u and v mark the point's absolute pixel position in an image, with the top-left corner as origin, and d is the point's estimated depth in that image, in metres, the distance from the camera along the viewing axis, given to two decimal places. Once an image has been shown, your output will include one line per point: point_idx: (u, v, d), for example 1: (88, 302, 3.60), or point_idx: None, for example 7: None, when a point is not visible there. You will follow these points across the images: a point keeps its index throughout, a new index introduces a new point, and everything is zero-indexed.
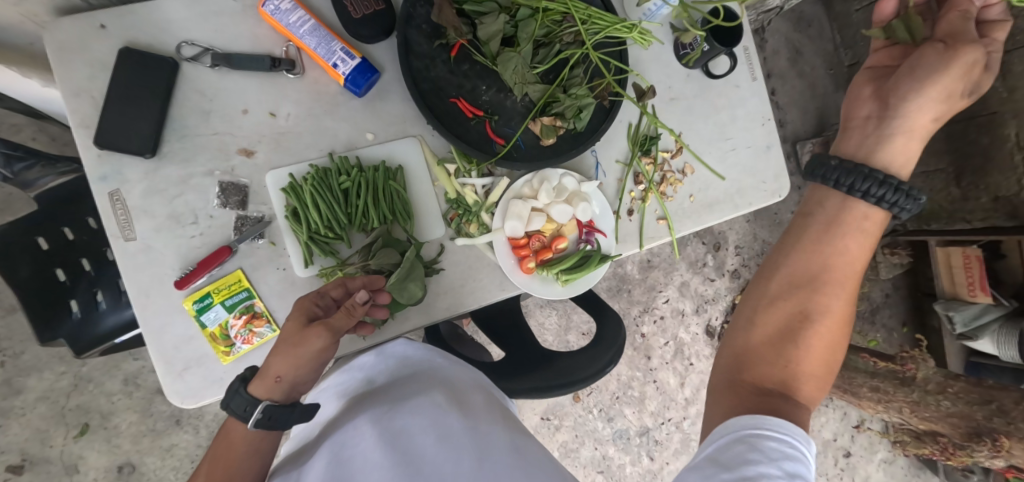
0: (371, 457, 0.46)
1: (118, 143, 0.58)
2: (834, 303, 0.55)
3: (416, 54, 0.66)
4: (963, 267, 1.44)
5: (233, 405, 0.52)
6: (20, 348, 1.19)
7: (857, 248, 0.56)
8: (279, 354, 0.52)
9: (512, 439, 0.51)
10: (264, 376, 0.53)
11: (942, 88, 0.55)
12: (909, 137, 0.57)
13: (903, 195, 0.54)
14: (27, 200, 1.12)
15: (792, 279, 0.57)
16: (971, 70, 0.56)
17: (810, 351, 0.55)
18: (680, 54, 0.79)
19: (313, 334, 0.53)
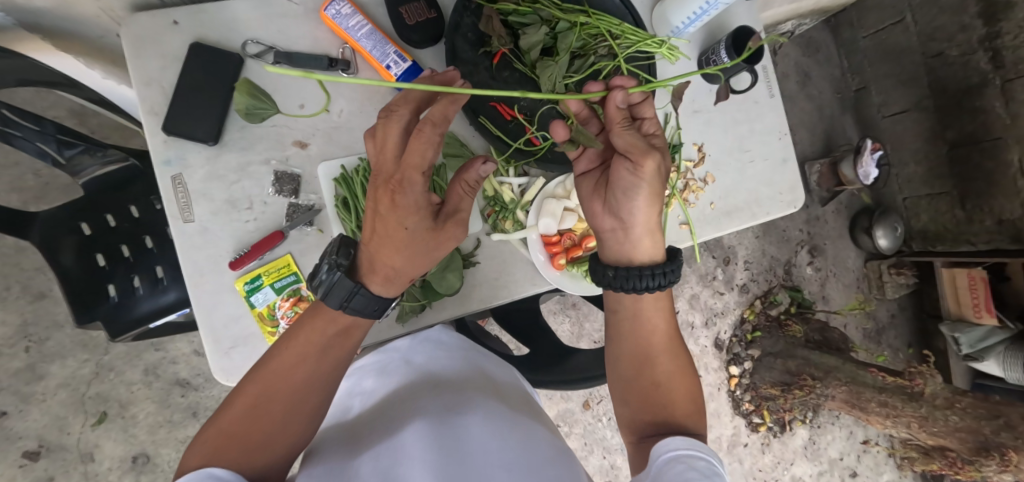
0: (417, 426, 0.48)
1: (184, 130, 0.63)
2: (665, 364, 0.60)
3: (461, 60, 0.71)
4: (968, 288, 1.47)
5: (361, 307, 0.56)
6: (45, 335, 1.16)
7: (663, 317, 0.62)
8: (422, 263, 0.58)
9: (554, 447, 0.50)
10: (399, 282, 0.58)
11: (652, 193, 0.58)
12: (652, 231, 0.60)
13: (670, 273, 0.58)
14: (63, 189, 1.17)
15: (627, 360, 0.62)
16: (661, 169, 0.57)
17: (673, 403, 0.58)
18: (705, 70, 0.83)
19: (455, 234, 0.59)
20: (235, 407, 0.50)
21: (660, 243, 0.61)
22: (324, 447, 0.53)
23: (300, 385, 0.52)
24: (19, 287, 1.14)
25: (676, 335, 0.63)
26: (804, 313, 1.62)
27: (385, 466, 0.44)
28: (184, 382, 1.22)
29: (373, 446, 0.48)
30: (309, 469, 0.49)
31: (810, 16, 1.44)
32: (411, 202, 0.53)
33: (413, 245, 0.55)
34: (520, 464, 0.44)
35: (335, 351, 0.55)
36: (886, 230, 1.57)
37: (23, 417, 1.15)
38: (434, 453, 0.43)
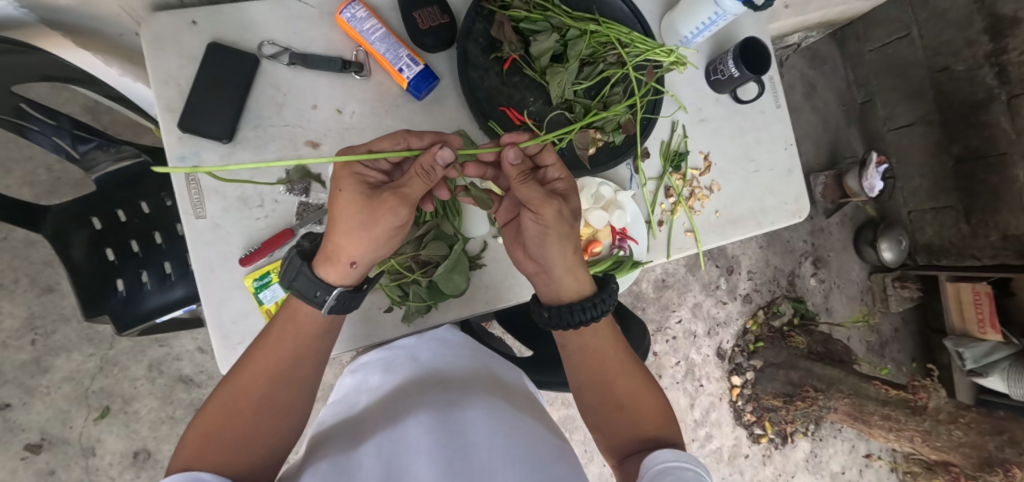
0: (423, 419, 0.48)
1: (199, 128, 0.64)
2: (622, 385, 0.61)
3: (473, 65, 0.72)
4: (972, 303, 1.47)
5: (304, 290, 0.55)
6: (51, 328, 1.16)
7: (610, 343, 0.62)
8: (356, 238, 0.55)
9: (556, 445, 0.50)
10: (341, 265, 0.56)
11: (560, 239, 0.60)
12: (572, 269, 0.62)
13: (599, 304, 0.61)
14: (73, 185, 1.18)
15: (584, 388, 0.63)
16: (562, 213, 0.60)
17: (644, 419, 0.59)
18: (711, 79, 0.84)
19: (393, 208, 0.55)
20: (216, 405, 0.51)
21: (585, 276, 0.63)
22: (329, 438, 0.53)
23: (275, 385, 0.53)
24: (28, 280, 1.15)
25: (626, 353, 0.63)
26: (807, 324, 1.62)
27: (392, 457, 0.44)
28: (187, 378, 1.23)
29: (379, 438, 0.48)
30: (315, 459, 0.50)
31: (818, 28, 1.45)
32: (352, 176, 0.57)
33: (346, 216, 0.55)
34: (525, 461, 0.44)
35: (303, 350, 0.56)
36: (891, 242, 1.57)
37: (26, 410, 1.15)
38: (441, 448, 0.44)
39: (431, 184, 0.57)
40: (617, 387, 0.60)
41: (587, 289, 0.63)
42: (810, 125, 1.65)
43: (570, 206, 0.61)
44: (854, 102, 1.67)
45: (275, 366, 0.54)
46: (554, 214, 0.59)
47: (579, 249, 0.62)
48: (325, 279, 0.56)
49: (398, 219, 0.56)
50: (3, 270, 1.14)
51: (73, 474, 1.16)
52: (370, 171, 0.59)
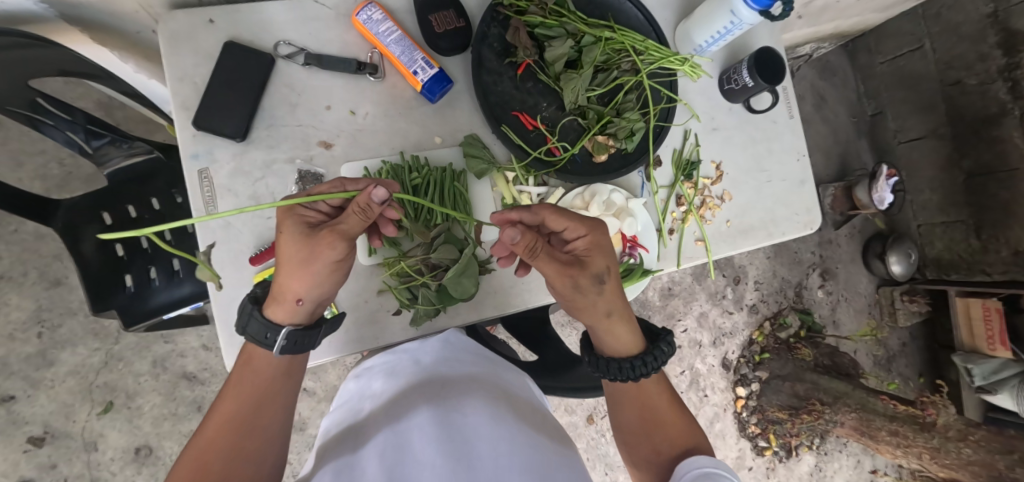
0: (425, 428, 0.47)
1: (214, 126, 0.64)
2: (667, 430, 0.61)
3: (487, 69, 0.72)
4: (982, 319, 1.45)
5: (255, 333, 0.55)
6: (58, 321, 1.16)
7: (658, 389, 0.63)
8: (296, 275, 0.54)
9: (561, 450, 0.50)
10: (287, 303, 0.56)
11: (586, 305, 0.61)
12: (606, 324, 0.63)
13: (629, 370, 0.60)
14: (84, 180, 1.19)
15: (629, 430, 0.63)
16: (572, 280, 0.60)
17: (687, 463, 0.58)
18: (725, 88, 0.84)
19: (330, 242, 0.54)
20: (184, 463, 0.49)
21: (627, 335, 0.63)
22: (334, 445, 0.53)
23: (239, 430, 0.52)
24: (36, 273, 1.15)
25: (674, 401, 0.64)
26: (814, 337, 1.61)
27: (395, 466, 0.44)
28: (191, 375, 1.23)
29: (382, 446, 0.47)
30: (320, 468, 0.49)
31: (830, 39, 1.45)
32: (293, 218, 0.57)
33: (286, 256, 0.55)
34: (528, 467, 0.43)
35: (262, 391, 0.56)
36: (900, 256, 1.56)
37: (31, 403, 1.14)
38: (444, 458, 0.43)
39: (369, 220, 0.57)
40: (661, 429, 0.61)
41: (631, 348, 0.62)
42: (820, 136, 1.64)
43: (586, 275, 0.60)
44: (864, 114, 1.66)
45: (236, 413, 0.53)
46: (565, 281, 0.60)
47: (609, 313, 0.61)
48: (270, 317, 0.56)
49: (336, 253, 0.55)
50: (12, 262, 1.14)
51: (74, 469, 1.16)
52: (311, 211, 0.59)
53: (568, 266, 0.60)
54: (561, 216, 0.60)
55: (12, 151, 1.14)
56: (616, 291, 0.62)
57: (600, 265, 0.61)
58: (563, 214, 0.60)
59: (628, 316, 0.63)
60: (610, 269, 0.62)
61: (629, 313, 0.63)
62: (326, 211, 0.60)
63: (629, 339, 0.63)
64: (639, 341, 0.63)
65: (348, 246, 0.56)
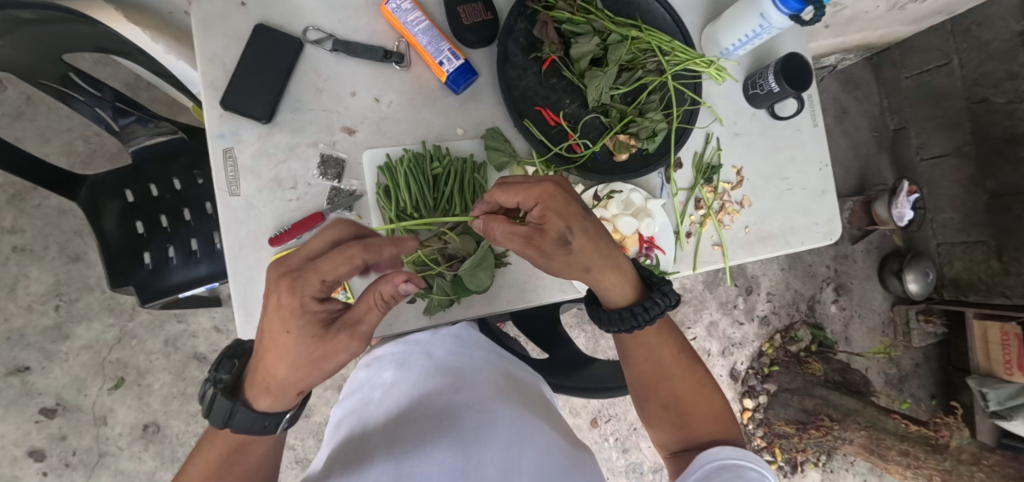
0: (438, 424, 0.46)
1: (242, 108, 0.65)
2: (678, 386, 0.60)
3: (513, 63, 0.72)
4: (1000, 343, 1.42)
5: (243, 424, 0.52)
6: (75, 296, 1.18)
7: (663, 345, 0.61)
8: (308, 377, 0.51)
9: (573, 453, 0.49)
10: (285, 396, 0.52)
11: (561, 267, 0.58)
12: (597, 280, 0.59)
13: (628, 319, 0.58)
14: (106, 158, 1.20)
15: (637, 387, 0.62)
16: (541, 249, 0.55)
17: (699, 417, 0.59)
18: (749, 93, 0.83)
19: (349, 345, 0.50)
20: None
21: (618, 282, 0.59)
22: (346, 436, 0.53)
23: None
24: (56, 248, 1.17)
25: (680, 351, 0.61)
26: (825, 352, 1.58)
27: (406, 460, 0.43)
28: (201, 356, 1.23)
29: (392, 438, 0.47)
30: (331, 460, 0.49)
31: (855, 51, 1.43)
32: (300, 312, 0.49)
33: (292, 354, 0.49)
34: (538, 477, 0.43)
35: (242, 454, 0.54)
36: (918, 274, 1.53)
37: (45, 375, 1.16)
38: (456, 457, 0.42)
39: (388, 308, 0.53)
40: (674, 385, 0.60)
41: (619, 300, 0.60)
42: (840, 149, 1.62)
43: (548, 241, 0.55)
44: (886, 128, 1.63)
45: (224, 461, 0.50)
46: (535, 252, 0.56)
47: (588, 270, 0.57)
48: (257, 406, 0.52)
49: (349, 354, 0.51)
50: (34, 236, 1.16)
51: (83, 442, 1.16)
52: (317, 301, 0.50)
53: (528, 235, 0.55)
54: (504, 192, 0.55)
55: (40, 128, 1.17)
56: (593, 244, 0.56)
57: (562, 225, 0.54)
58: (504, 186, 0.55)
59: (616, 266, 0.58)
60: (577, 225, 0.55)
61: (616, 261, 0.58)
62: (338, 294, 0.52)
63: (621, 284, 0.59)
64: (630, 286, 0.60)
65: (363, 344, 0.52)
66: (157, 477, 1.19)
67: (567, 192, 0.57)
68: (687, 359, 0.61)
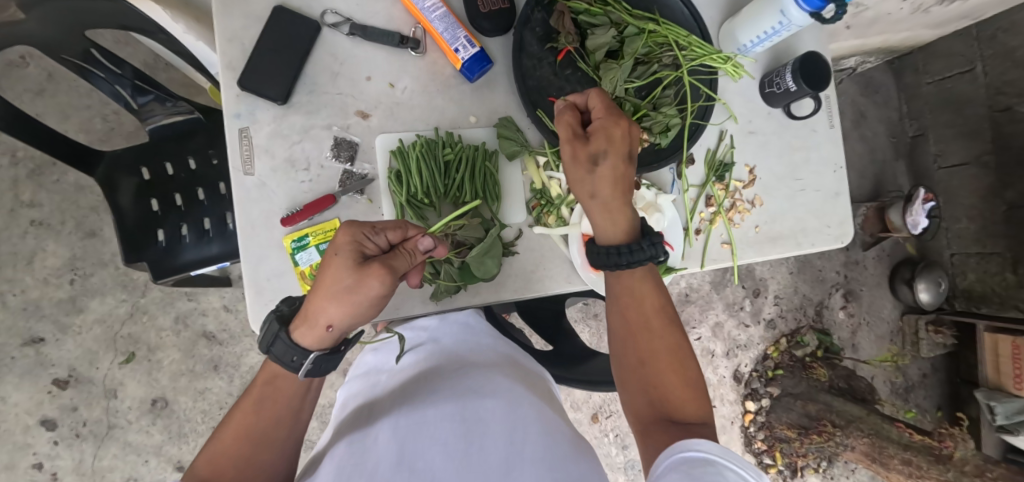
0: (442, 408, 0.46)
1: (258, 88, 0.66)
2: (655, 343, 0.57)
3: (528, 53, 0.72)
4: (1011, 357, 1.39)
5: (280, 354, 0.53)
6: (90, 270, 1.20)
7: (652, 298, 0.58)
8: (338, 303, 0.51)
9: (578, 446, 0.47)
10: (316, 327, 0.52)
11: (574, 181, 0.57)
12: (592, 209, 0.57)
13: (617, 258, 0.56)
14: (124, 137, 1.22)
15: (618, 340, 0.60)
16: (576, 150, 0.56)
17: (672, 385, 0.55)
18: (766, 91, 0.82)
19: (379, 278, 0.51)
20: (207, 454, 0.53)
21: (612, 224, 0.57)
22: (349, 418, 0.53)
23: (253, 447, 0.53)
24: (73, 223, 1.19)
25: (668, 310, 0.59)
26: (830, 358, 1.57)
27: (408, 441, 0.42)
28: (210, 335, 1.25)
29: (395, 418, 0.46)
30: (335, 441, 0.50)
31: (876, 55, 1.41)
32: (349, 241, 0.53)
33: (331, 279, 0.51)
34: (545, 462, 0.41)
35: (275, 410, 0.55)
36: (930, 284, 1.51)
37: (59, 346, 1.18)
38: (458, 439, 0.41)
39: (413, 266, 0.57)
40: (653, 342, 0.57)
41: (610, 239, 0.58)
42: (856, 154, 1.60)
43: (579, 148, 0.55)
44: (904, 134, 1.61)
45: (253, 427, 0.54)
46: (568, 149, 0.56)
47: (591, 197, 0.56)
48: (297, 339, 0.53)
49: (378, 290, 0.51)
50: (51, 210, 1.18)
51: (93, 414, 1.19)
52: (369, 243, 0.54)
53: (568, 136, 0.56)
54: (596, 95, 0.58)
55: (60, 105, 1.19)
56: (614, 180, 0.55)
57: (601, 145, 0.54)
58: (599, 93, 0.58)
59: (616, 210, 0.56)
60: (614, 153, 0.54)
61: (624, 209, 0.56)
62: (382, 244, 0.56)
63: (620, 222, 0.57)
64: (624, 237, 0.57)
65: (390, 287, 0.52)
66: (163, 452, 1.21)
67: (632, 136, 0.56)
68: (672, 320, 0.58)
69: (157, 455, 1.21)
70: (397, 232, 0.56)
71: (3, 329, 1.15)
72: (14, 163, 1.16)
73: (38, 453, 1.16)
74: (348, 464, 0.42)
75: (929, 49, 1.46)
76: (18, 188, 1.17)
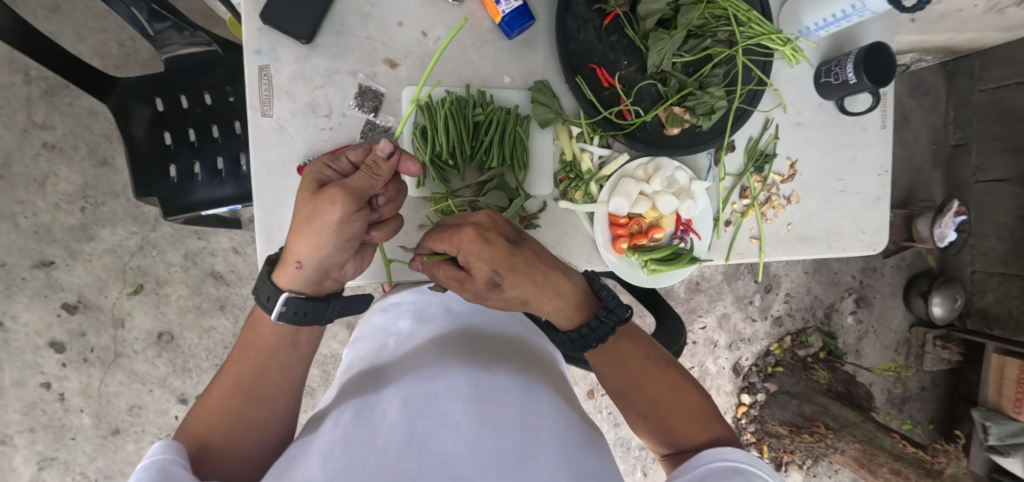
0: (456, 383, 0.44)
1: (281, 23, 0.61)
2: (657, 390, 0.57)
3: (573, 13, 0.67)
4: (1015, 381, 1.37)
5: (261, 296, 0.53)
6: (102, 200, 1.18)
7: (633, 351, 0.59)
8: (298, 235, 0.50)
9: (591, 434, 0.45)
10: (288, 266, 0.52)
11: (503, 303, 0.60)
12: (537, 308, 0.61)
13: (575, 344, 0.60)
14: (140, 65, 1.18)
15: (622, 402, 0.59)
16: (484, 285, 0.57)
17: (685, 425, 0.55)
18: (821, 81, 0.76)
19: (330, 199, 0.48)
20: (196, 415, 0.51)
21: (558, 309, 0.60)
22: (354, 382, 0.51)
23: (244, 401, 0.52)
24: (86, 149, 1.17)
25: (652, 355, 0.59)
26: (832, 361, 1.55)
27: (418, 419, 0.40)
28: (218, 275, 1.24)
29: (403, 389, 0.44)
30: (340, 403, 0.48)
31: (934, 54, 1.32)
32: (311, 173, 0.53)
33: (295, 216, 0.51)
34: (559, 451, 0.39)
35: (263, 361, 0.54)
36: (945, 299, 1.47)
37: (68, 272, 1.17)
38: (472, 420, 0.39)
39: (380, 178, 0.53)
40: (649, 391, 0.57)
41: (566, 321, 0.61)
42: (893, 158, 1.54)
43: (477, 286, 0.57)
44: (946, 142, 1.53)
45: (242, 380, 0.53)
46: (478, 290, 0.58)
47: (525, 301, 0.59)
48: (278, 283, 0.53)
49: (334, 216, 0.49)
50: (64, 134, 1.16)
51: (101, 341, 1.20)
52: (332, 170, 0.54)
53: (460, 279, 0.58)
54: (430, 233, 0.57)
55: (75, 25, 1.14)
56: (522, 280, 0.57)
57: (486, 270, 0.56)
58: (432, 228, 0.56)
59: (550, 291, 0.59)
60: (501, 266, 0.56)
61: (548, 284, 0.58)
62: (346, 169, 0.55)
63: (560, 308, 0.60)
64: (565, 320, 0.61)
65: (350, 210, 0.49)
66: (167, 383, 1.23)
67: (487, 233, 0.57)
68: (658, 366, 0.59)
69: (161, 386, 1.23)
70: (359, 152, 0.55)
71: (14, 250, 1.15)
72: (27, 82, 1.13)
73: (47, 373, 1.18)
74: (354, 432, 0.40)
75: (990, 53, 1.37)
76: (31, 107, 1.14)
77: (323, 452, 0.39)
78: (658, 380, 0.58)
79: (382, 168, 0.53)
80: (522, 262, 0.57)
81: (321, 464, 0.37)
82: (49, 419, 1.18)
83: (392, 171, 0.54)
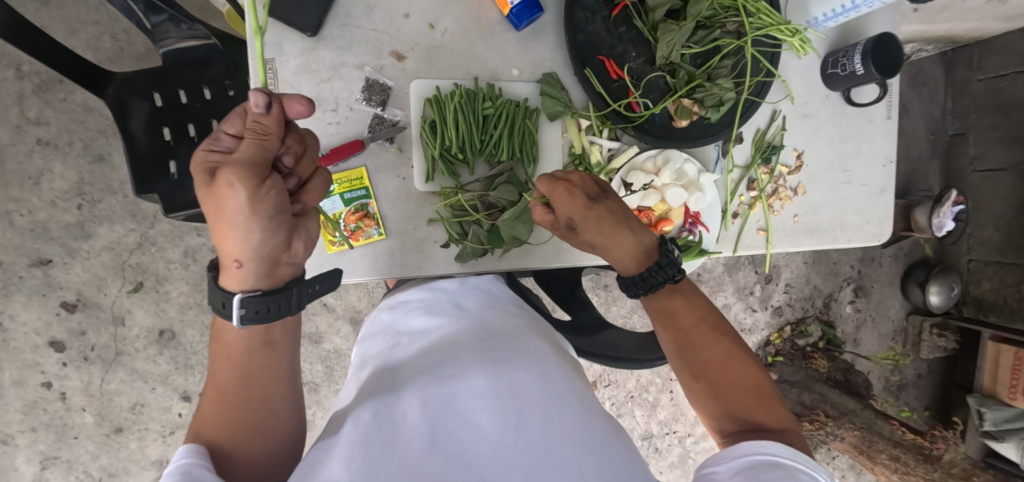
0: (474, 382, 0.43)
1: (285, 15, 0.60)
2: (708, 352, 0.57)
3: (581, 4, 0.66)
4: (1010, 369, 1.39)
5: (216, 303, 0.50)
6: (98, 197, 1.17)
7: (687, 310, 0.59)
8: (223, 233, 0.46)
9: (611, 426, 0.45)
10: (230, 269, 0.49)
11: (574, 243, 0.63)
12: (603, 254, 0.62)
13: (631, 285, 0.60)
14: (135, 60, 1.16)
15: (674, 361, 0.60)
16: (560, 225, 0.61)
17: (736, 392, 0.54)
18: (827, 73, 0.76)
19: (226, 184, 0.43)
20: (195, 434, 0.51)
21: (619, 256, 0.61)
22: (370, 381, 0.51)
23: (241, 408, 0.52)
24: (81, 146, 1.15)
25: (709, 317, 0.59)
26: (831, 350, 1.56)
27: (439, 419, 0.39)
28: None
29: (422, 388, 0.44)
30: (359, 402, 0.48)
31: (934, 44, 1.32)
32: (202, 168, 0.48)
33: (210, 216, 0.47)
34: (582, 445, 0.39)
35: (247, 365, 0.53)
36: (942, 287, 1.48)
37: (66, 270, 1.16)
38: (493, 418, 0.39)
39: (268, 136, 0.47)
40: (701, 351, 0.57)
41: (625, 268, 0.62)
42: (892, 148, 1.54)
43: (556, 223, 0.61)
44: (943, 132, 1.53)
45: (232, 388, 0.52)
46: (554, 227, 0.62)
47: (594, 246, 0.61)
48: (228, 286, 0.50)
49: (241, 198, 0.44)
50: (59, 130, 1.14)
51: (101, 339, 1.19)
52: (219, 151, 0.48)
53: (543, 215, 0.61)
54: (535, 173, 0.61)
55: (68, 18, 1.11)
56: (596, 227, 0.59)
57: (567, 214, 0.59)
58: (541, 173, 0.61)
59: (617, 241, 0.60)
60: (580, 213, 0.59)
61: (618, 235, 0.60)
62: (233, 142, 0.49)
63: (624, 256, 0.61)
64: (628, 266, 0.62)
65: (255, 184, 0.44)
66: (169, 381, 1.22)
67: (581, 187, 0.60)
68: (715, 328, 0.58)
69: (163, 384, 1.22)
70: (232, 120, 0.48)
71: (9, 248, 1.13)
72: (19, 77, 1.11)
73: (47, 372, 1.17)
74: (374, 432, 0.40)
75: (989, 43, 1.38)
76: (23, 103, 1.11)
77: (345, 454, 0.38)
78: (712, 342, 0.57)
79: (265, 124, 0.47)
80: (602, 214, 0.59)
81: (342, 468, 0.36)
82: (50, 418, 1.18)
83: (278, 124, 0.48)
